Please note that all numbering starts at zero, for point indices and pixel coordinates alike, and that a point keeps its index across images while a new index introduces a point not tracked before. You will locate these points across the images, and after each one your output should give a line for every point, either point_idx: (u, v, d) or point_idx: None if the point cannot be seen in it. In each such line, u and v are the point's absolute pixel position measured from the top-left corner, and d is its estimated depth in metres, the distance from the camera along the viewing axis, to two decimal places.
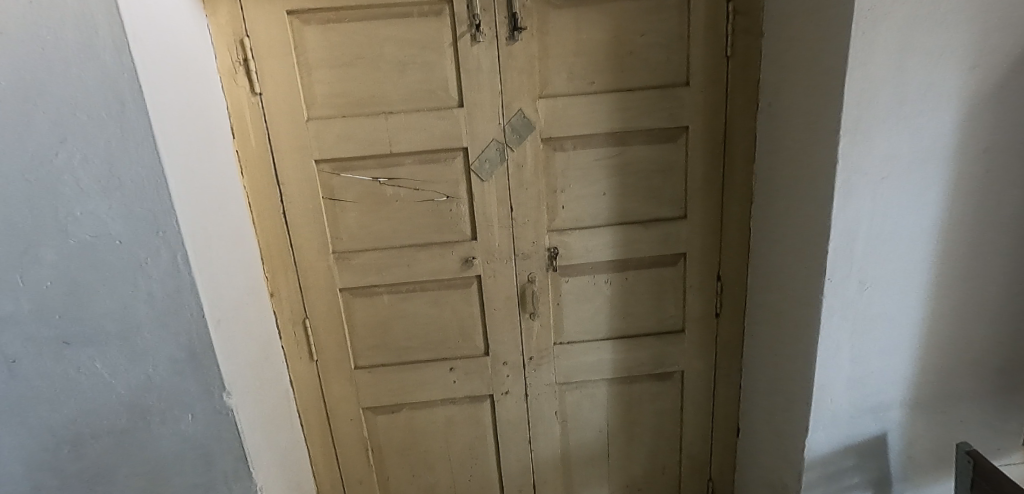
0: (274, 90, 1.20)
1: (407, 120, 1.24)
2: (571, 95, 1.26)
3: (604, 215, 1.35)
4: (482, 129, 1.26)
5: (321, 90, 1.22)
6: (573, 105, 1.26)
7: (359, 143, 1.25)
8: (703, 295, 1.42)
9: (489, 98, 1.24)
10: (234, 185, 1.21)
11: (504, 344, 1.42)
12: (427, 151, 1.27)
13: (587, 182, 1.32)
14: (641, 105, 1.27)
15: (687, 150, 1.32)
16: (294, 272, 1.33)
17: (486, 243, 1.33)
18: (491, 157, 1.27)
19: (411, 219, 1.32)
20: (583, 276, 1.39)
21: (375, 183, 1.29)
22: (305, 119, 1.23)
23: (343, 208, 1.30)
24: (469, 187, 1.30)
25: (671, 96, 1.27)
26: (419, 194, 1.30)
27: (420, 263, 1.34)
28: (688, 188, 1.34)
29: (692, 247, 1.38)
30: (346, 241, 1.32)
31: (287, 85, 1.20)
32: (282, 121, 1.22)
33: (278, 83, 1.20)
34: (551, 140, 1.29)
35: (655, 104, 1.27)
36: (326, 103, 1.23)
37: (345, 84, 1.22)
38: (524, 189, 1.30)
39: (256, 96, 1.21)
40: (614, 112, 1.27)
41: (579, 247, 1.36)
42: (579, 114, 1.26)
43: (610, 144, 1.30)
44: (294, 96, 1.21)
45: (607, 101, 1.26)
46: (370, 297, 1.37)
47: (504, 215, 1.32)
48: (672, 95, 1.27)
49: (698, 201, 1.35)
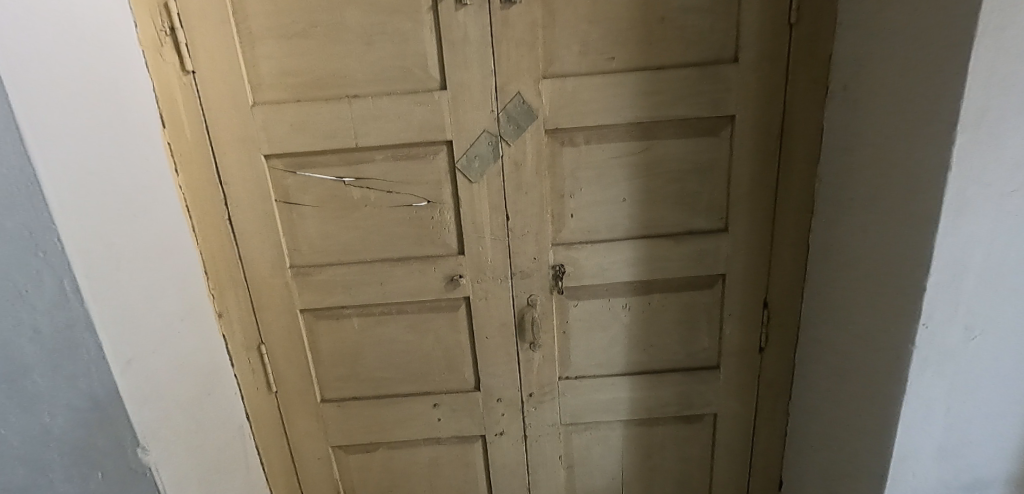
0: (211, 68, 0.96)
1: (377, 106, 0.99)
2: (584, 76, 0.98)
3: (624, 226, 1.08)
4: (471, 118, 0.99)
5: (270, 69, 0.98)
6: (587, 88, 0.99)
7: (318, 134, 1.00)
8: (744, 325, 1.15)
9: (480, 79, 0.97)
10: (163, 186, 0.98)
11: (498, 378, 1.18)
12: (403, 145, 1.02)
13: (603, 186, 1.06)
14: (674, 88, 0.99)
15: (731, 146, 1.03)
16: (245, 289, 1.11)
17: (476, 258, 1.08)
18: (482, 153, 1.02)
19: (385, 228, 1.07)
20: (596, 300, 1.13)
21: (340, 184, 1.04)
22: (251, 104, 0.99)
23: (302, 214, 1.06)
24: (456, 190, 1.05)
25: (713, 77, 0.99)
26: (394, 197, 1.05)
27: (396, 282, 1.10)
28: (730, 194, 1.06)
29: (734, 267, 1.11)
30: (307, 253, 1.09)
31: (226, 61, 0.96)
32: (223, 107, 0.99)
33: (215, 59, 0.96)
34: (558, 132, 1.02)
35: (693, 88, 0.99)
36: (276, 83, 0.99)
37: (298, 61, 0.97)
38: (523, 193, 1.04)
39: (189, 75, 0.97)
40: (639, 97, 1.00)
41: (591, 265, 1.10)
42: (594, 99, 0.99)
43: (634, 138, 1.03)
44: (235, 75, 0.97)
45: (630, 83, 0.99)
46: (337, 320, 1.13)
47: (499, 225, 1.06)
48: (715, 75, 0.99)
49: (743, 210, 1.07)
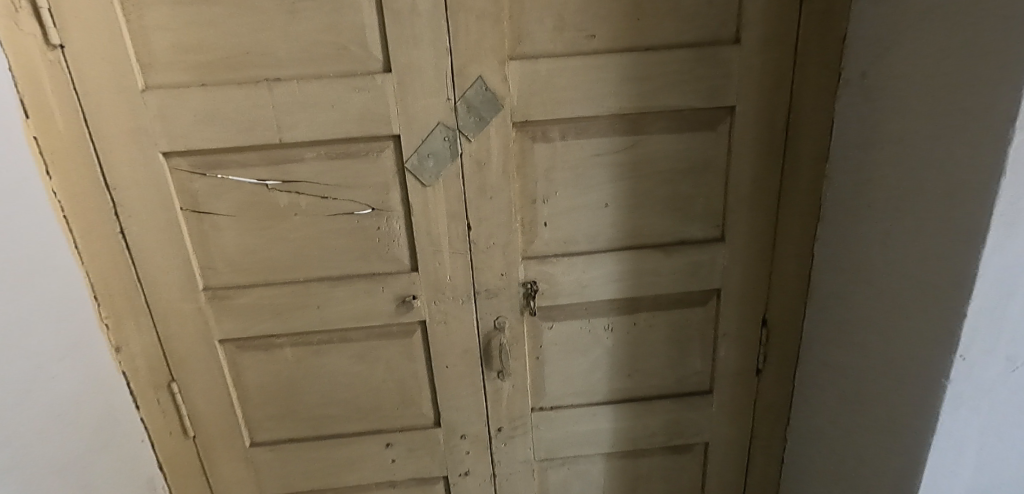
0: (84, 41, 0.75)
1: (306, 92, 0.80)
2: (560, 57, 0.81)
3: (606, 235, 0.93)
4: (422, 107, 0.81)
5: (165, 45, 0.77)
6: (563, 73, 0.82)
7: (231, 126, 0.80)
8: (740, 345, 1.02)
9: (433, 59, 0.79)
10: (25, 191, 0.76)
11: (461, 412, 1.01)
12: (340, 141, 0.83)
13: (581, 190, 0.90)
14: (667, 74, 0.84)
15: (731, 142, 0.89)
16: (148, 317, 0.90)
17: (434, 276, 0.91)
18: (437, 150, 0.84)
19: (321, 241, 0.88)
20: (574, 321, 0.98)
21: (263, 188, 0.85)
22: (142, 88, 0.78)
23: (216, 224, 0.86)
24: (407, 195, 0.87)
25: (712, 60, 0.84)
26: (331, 204, 0.87)
27: (336, 305, 0.91)
28: (728, 198, 0.92)
29: (730, 281, 0.97)
30: (225, 272, 0.89)
31: (106, 33, 0.75)
32: (105, 92, 0.78)
33: (89, 29, 0.75)
34: (529, 126, 0.85)
35: (688, 74, 0.84)
36: (174, 62, 0.78)
37: (202, 33, 0.77)
38: (488, 198, 0.87)
39: (55, 49, 0.75)
40: (625, 84, 0.84)
41: (569, 281, 0.94)
42: (571, 86, 0.83)
43: (618, 133, 0.87)
44: (118, 51, 0.76)
45: (614, 67, 0.82)
46: (265, 351, 0.94)
47: (460, 236, 0.89)
48: (714, 58, 0.83)
49: (742, 216, 0.93)
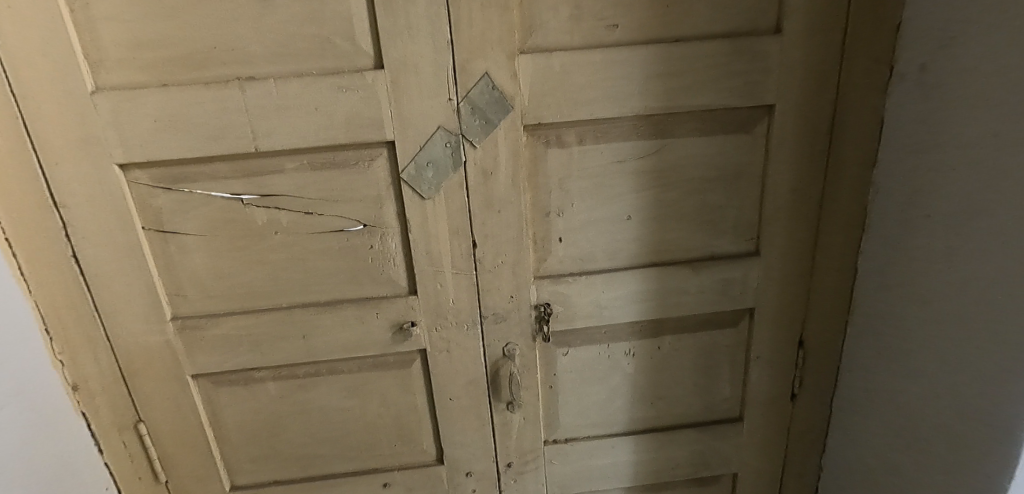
0: (21, 34, 0.64)
1: (284, 93, 0.69)
2: (577, 50, 0.71)
3: (628, 251, 0.83)
4: (420, 109, 0.71)
5: (118, 39, 0.66)
6: (581, 68, 0.71)
7: (198, 133, 0.69)
8: (774, 369, 0.92)
9: (431, 53, 0.68)
10: None
11: (467, 448, 0.91)
12: (325, 148, 0.72)
13: (600, 200, 0.79)
14: (698, 69, 0.73)
15: (768, 145, 0.79)
16: (109, 351, 0.78)
17: (434, 299, 0.80)
18: (437, 159, 0.73)
19: (305, 263, 0.78)
20: (592, 346, 0.88)
21: (237, 204, 0.74)
22: (92, 90, 0.67)
23: (183, 246, 0.75)
24: (403, 209, 0.76)
25: (750, 52, 0.73)
26: (316, 221, 0.76)
27: (324, 334, 0.81)
28: (764, 208, 0.82)
29: (766, 299, 0.87)
30: (195, 300, 0.78)
31: (46, 25, 0.64)
32: (48, 94, 0.66)
33: (26, 20, 0.63)
34: (541, 130, 0.75)
35: (722, 68, 0.74)
36: (129, 60, 0.67)
37: (160, 25, 0.66)
38: (496, 211, 0.77)
39: None
40: (651, 81, 0.73)
41: (586, 303, 0.84)
42: (590, 84, 0.72)
43: (642, 137, 0.77)
44: (62, 46, 0.65)
45: (639, 62, 0.72)
46: (245, 386, 0.83)
47: (464, 255, 0.78)
48: (752, 50, 0.73)
49: (779, 228, 0.83)
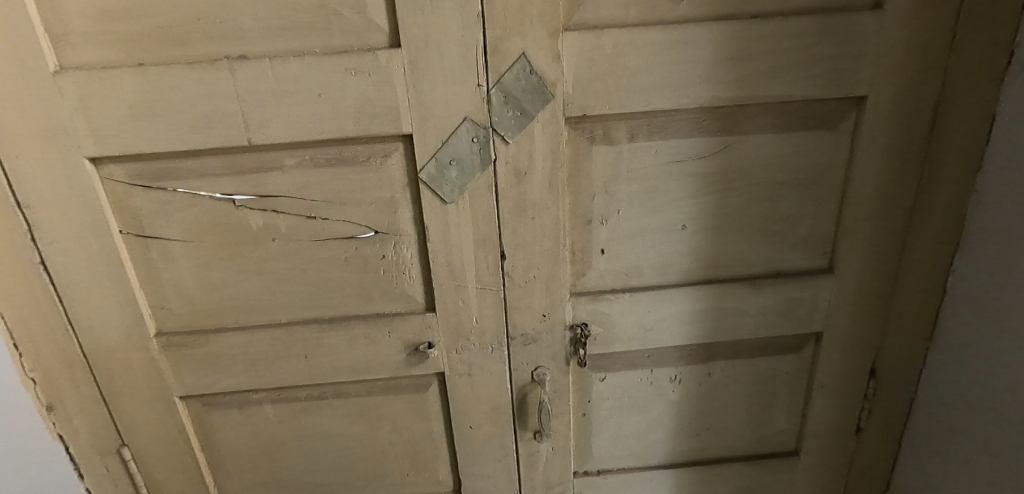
0: None
1: (282, 76, 0.58)
2: (632, 28, 0.58)
3: (680, 265, 0.71)
4: (443, 97, 0.60)
5: (84, 8, 0.55)
6: (636, 50, 0.59)
7: (182, 123, 0.59)
8: (839, 400, 0.81)
9: (458, 30, 0.57)
10: None
11: (488, 479, 0.81)
12: (330, 142, 0.61)
13: (651, 207, 0.68)
14: (779, 53, 0.61)
15: (853, 145, 0.67)
16: (86, 370, 0.69)
17: (455, 317, 0.70)
18: (461, 156, 0.62)
19: (306, 275, 0.67)
20: (632, 372, 0.77)
21: (228, 206, 0.63)
22: (56, 69, 0.56)
23: (168, 252, 0.65)
24: (421, 214, 0.65)
25: (844, 33, 0.60)
26: (319, 227, 0.65)
27: (329, 354, 0.71)
28: (843, 219, 0.70)
29: (836, 323, 0.76)
30: (183, 314, 0.68)
31: None
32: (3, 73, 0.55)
33: None
34: (586, 123, 0.63)
35: (807, 52, 0.61)
36: (98, 33, 0.56)
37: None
38: (529, 218, 0.66)
39: None
40: (719, 67, 0.61)
41: (628, 324, 0.73)
42: (646, 69, 0.60)
43: (704, 133, 0.65)
44: (17, 15, 0.54)
45: (707, 43, 0.60)
46: (239, 409, 0.74)
47: (490, 269, 0.67)
48: (846, 29, 0.60)
49: (859, 243, 0.71)
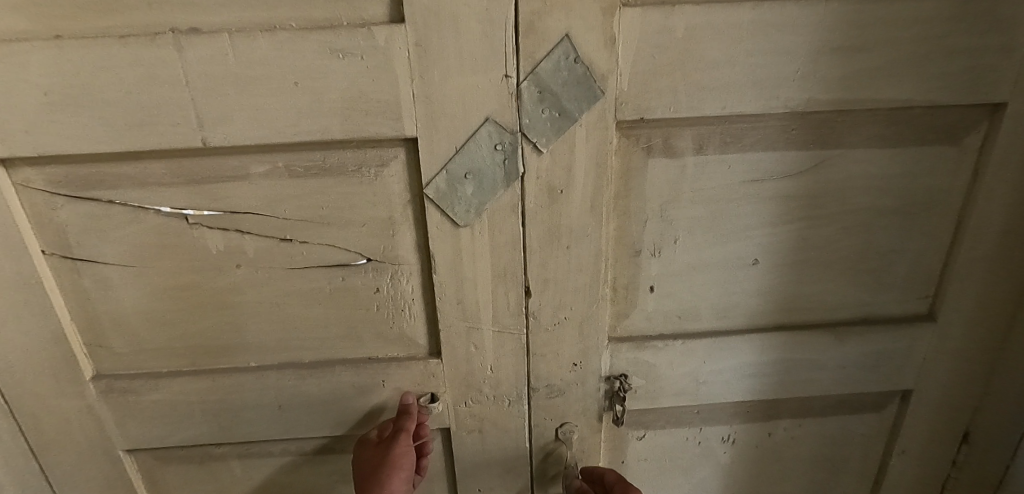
0: None
1: (247, 58, 0.43)
2: (711, 6, 0.44)
3: (746, 308, 0.58)
4: (460, 92, 0.45)
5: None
6: (715, 35, 0.45)
7: (116, 116, 0.45)
8: (922, 468, 0.67)
9: (482, 1, 0.43)
10: None
11: None
12: (311, 146, 0.47)
13: (717, 237, 0.54)
14: (904, 44, 0.46)
15: (980, 167, 0.52)
16: (8, 417, 0.55)
17: (466, 365, 0.56)
18: (480, 167, 0.48)
19: (281, 311, 0.53)
20: (677, 430, 0.64)
21: (178, 222, 0.49)
22: None
23: (101, 279, 0.51)
24: (426, 239, 0.51)
25: (996, 19, 0.45)
26: (296, 252, 0.51)
27: (308, 407, 0.57)
28: (953, 258, 0.56)
29: (929, 380, 0.62)
30: (124, 353, 0.54)
31: None
32: None
33: None
34: (641, 129, 0.49)
35: (942, 45, 0.46)
36: None
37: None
38: (563, 247, 0.52)
39: None
40: (823, 61, 0.46)
41: (677, 377, 0.60)
42: (727, 62, 0.46)
43: (792, 146, 0.50)
44: None
45: (810, 28, 0.45)
46: (200, 465, 0.61)
47: (511, 308, 0.54)
48: (999, 15, 0.45)
49: (971, 288, 0.57)
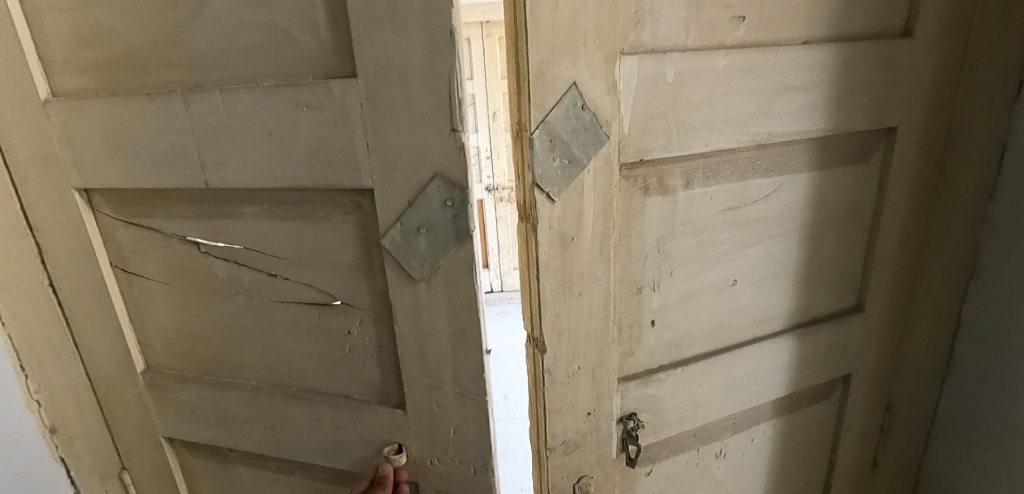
0: None
1: (233, 111, 0.48)
2: (692, 52, 0.44)
3: (728, 332, 0.57)
4: (411, 146, 0.44)
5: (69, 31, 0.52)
6: (698, 79, 0.45)
7: (149, 157, 0.53)
8: (863, 442, 0.71)
9: (427, 55, 0.41)
10: None
11: None
12: (287, 192, 0.50)
13: (705, 262, 0.53)
14: (828, 80, 0.50)
15: (884, 176, 0.57)
16: (91, 394, 0.67)
17: (430, 422, 0.54)
18: (432, 222, 0.46)
19: (271, 338, 0.57)
20: (679, 457, 0.60)
21: (192, 250, 0.56)
22: (45, 98, 0.53)
23: (148, 290, 0.61)
24: (387, 290, 0.50)
25: (891, 54, 0.52)
26: (278, 287, 0.55)
27: (295, 431, 0.60)
28: (874, 253, 0.60)
29: (863, 364, 0.66)
30: (165, 353, 0.64)
31: None
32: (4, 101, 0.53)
33: None
34: (641, 170, 0.47)
35: (857, 78, 0.51)
36: (77, 65, 0.52)
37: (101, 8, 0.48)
38: (576, 295, 0.48)
39: None
40: (780, 96, 0.49)
41: (678, 404, 0.56)
42: (710, 102, 0.46)
43: (759, 174, 0.52)
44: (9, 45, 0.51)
45: (771, 70, 0.47)
46: (219, 461, 0.68)
47: (471, 372, 0.50)
48: (886, 53, 0.52)
49: (885, 281, 0.62)
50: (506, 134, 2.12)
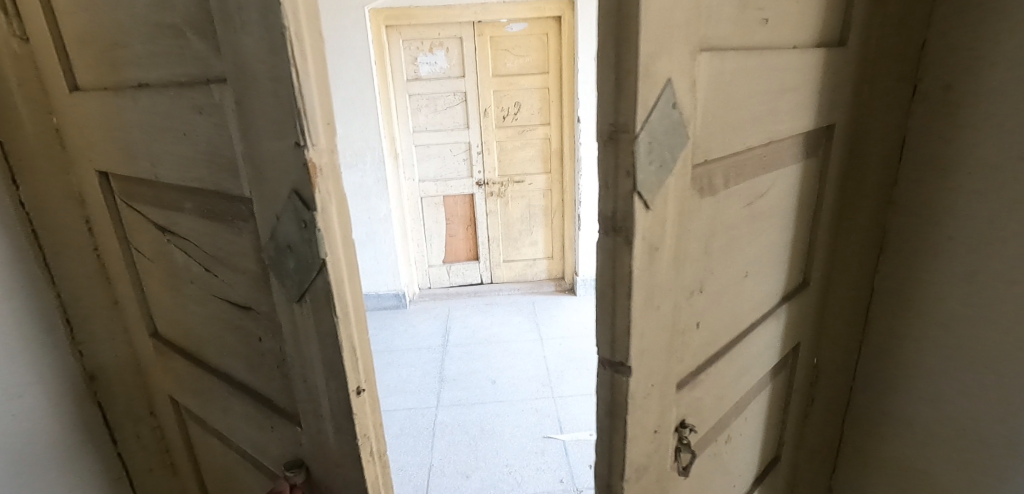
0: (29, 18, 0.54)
1: (169, 105, 0.47)
2: (744, 53, 0.47)
3: (742, 317, 0.61)
4: (269, 151, 0.41)
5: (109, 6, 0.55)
6: (742, 77, 0.48)
7: (137, 147, 0.53)
8: (800, 405, 0.78)
9: (270, 64, 0.38)
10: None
11: None
12: (207, 191, 0.49)
13: (732, 255, 0.56)
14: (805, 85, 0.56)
15: (824, 168, 0.64)
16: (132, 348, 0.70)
17: (318, 442, 0.52)
18: (293, 244, 0.43)
19: (215, 330, 0.58)
20: (708, 452, 0.62)
21: (158, 234, 0.57)
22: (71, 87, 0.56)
23: (146, 267, 0.62)
24: (273, 304, 0.49)
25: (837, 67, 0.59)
26: (212, 283, 0.55)
27: (234, 417, 0.61)
28: (817, 236, 0.67)
29: (804, 332, 0.73)
30: (164, 323, 0.65)
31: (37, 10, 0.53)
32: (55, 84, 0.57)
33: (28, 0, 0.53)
34: (704, 171, 0.48)
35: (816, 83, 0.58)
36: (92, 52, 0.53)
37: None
38: (654, 308, 0.47)
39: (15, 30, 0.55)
40: (786, 95, 0.54)
41: (712, 397, 0.59)
42: (745, 101, 0.50)
43: (766, 168, 0.56)
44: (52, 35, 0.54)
45: (778, 69, 0.52)
46: (207, 431, 0.68)
47: (336, 400, 0.48)
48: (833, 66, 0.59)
49: (820, 259, 0.69)
50: (494, 131, 2.36)
